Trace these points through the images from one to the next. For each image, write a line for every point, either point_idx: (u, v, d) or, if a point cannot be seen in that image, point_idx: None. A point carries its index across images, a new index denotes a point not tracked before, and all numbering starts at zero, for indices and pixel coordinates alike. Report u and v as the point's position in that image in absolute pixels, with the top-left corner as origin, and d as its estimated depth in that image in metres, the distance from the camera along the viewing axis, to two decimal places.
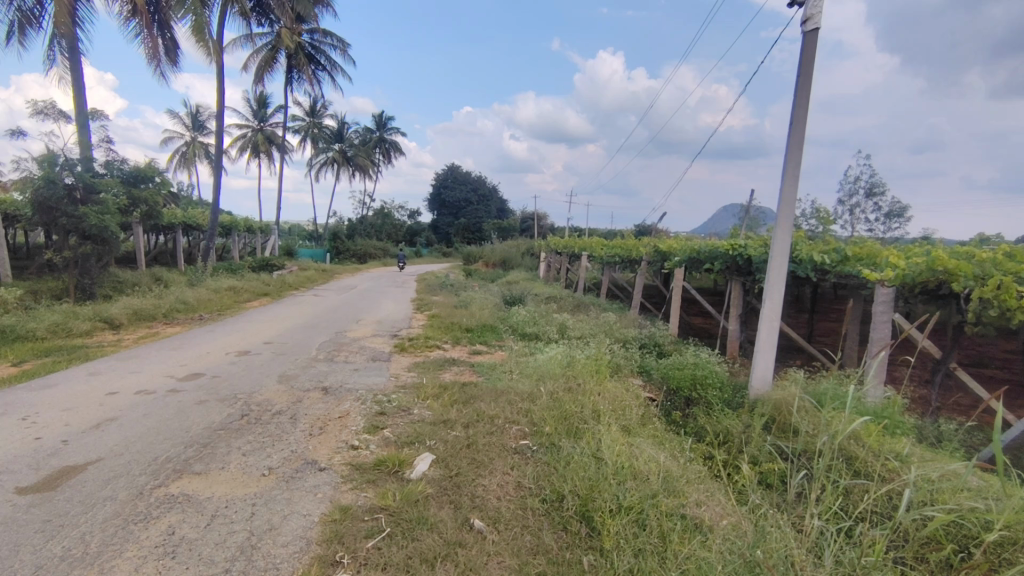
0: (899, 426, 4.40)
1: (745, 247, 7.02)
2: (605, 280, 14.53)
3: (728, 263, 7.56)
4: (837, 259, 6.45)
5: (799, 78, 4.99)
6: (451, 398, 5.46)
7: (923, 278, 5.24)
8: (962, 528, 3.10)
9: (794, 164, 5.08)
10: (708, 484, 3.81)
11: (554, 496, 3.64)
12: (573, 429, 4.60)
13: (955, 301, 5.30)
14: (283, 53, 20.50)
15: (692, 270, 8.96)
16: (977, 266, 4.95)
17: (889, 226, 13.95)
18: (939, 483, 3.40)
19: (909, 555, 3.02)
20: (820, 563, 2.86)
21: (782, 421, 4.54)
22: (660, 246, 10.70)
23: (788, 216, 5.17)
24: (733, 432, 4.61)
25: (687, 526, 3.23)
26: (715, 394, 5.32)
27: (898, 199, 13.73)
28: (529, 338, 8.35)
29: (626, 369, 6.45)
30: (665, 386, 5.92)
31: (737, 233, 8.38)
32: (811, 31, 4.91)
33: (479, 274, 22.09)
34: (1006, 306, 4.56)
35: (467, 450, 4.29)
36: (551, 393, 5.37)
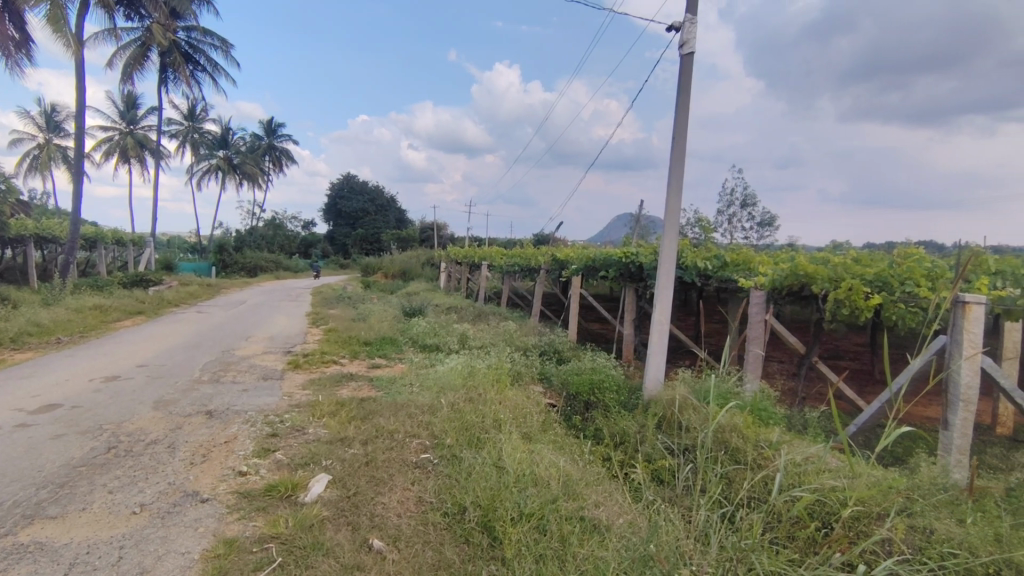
0: (771, 417, 4.83)
1: (636, 254, 7.40)
2: (506, 289, 14.72)
3: (621, 270, 7.91)
4: (717, 265, 6.98)
5: (679, 98, 5.35)
6: (349, 415, 5.26)
7: (788, 282, 5.78)
8: (824, 506, 3.44)
9: (677, 177, 5.43)
10: (605, 485, 3.94)
11: (456, 508, 3.60)
12: (474, 439, 4.59)
13: (815, 301, 5.91)
14: (155, 51, 18.94)
15: (588, 278, 9.30)
16: (832, 270, 5.55)
17: (762, 234, 15.24)
18: (805, 466, 3.76)
19: (781, 536, 3.29)
20: (707, 550, 3.03)
21: (670, 419, 4.82)
22: (557, 255, 11.02)
23: (674, 225, 5.51)
24: (629, 432, 4.81)
25: (586, 527, 3.33)
26: (612, 397, 5.53)
27: (768, 209, 15.06)
28: (430, 349, 8.25)
29: (526, 376, 6.55)
30: (564, 392, 6.09)
31: (628, 242, 8.80)
32: (688, 55, 5.28)
33: (377, 286, 21.53)
34: (856, 305, 5.16)
35: (365, 468, 4.15)
36: (452, 404, 5.32)
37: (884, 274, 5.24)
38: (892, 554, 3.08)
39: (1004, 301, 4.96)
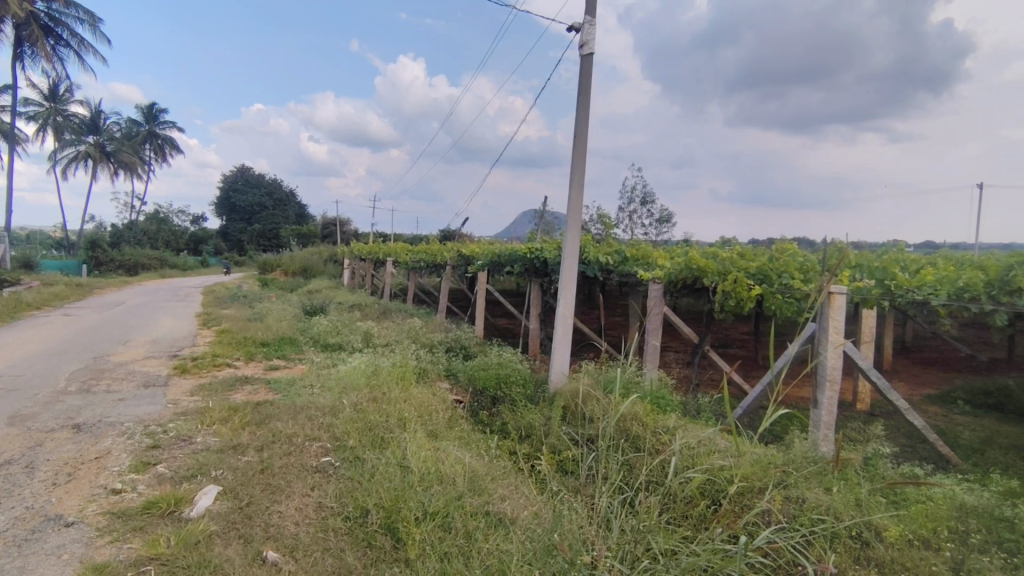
0: (667, 404, 5.08)
1: (541, 250, 7.52)
2: (412, 285, 14.51)
3: (527, 266, 8.01)
4: (618, 260, 7.24)
5: (579, 97, 5.49)
6: (242, 421, 4.94)
7: (682, 276, 6.10)
8: (714, 485, 3.67)
9: (578, 175, 5.57)
10: (511, 478, 3.97)
11: (358, 512, 3.48)
12: (378, 440, 4.46)
13: (706, 293, 6.28)
14: (6, 21, 16.79)
15: (494, 273, 9.33)
16: (720, 264, 5.92)
17: (660, 231, 16.03)
18: (697, 449, 3.99)
19: (676, 515, 3.48)
20: (609, 534, 3.13)
21: (574, 410, 4.95)
22: (464, 251, 10.99)
23: (576, 221, 5.65)
24: (535, 425, 4.89)
25: (491, 522, 3.35)
26: (518, 391, 5.60)
27: (667, 208, 15.84)
28: (332, 349, 7.95)
29: (433, 373, 6.46)
30: (471, 388, 6.09)
31: (533, 237, 8.93)
32: (587, 55, 5.43)
33: (275, 284, 20.40)
34: (741, 296, 5.54)
35: (260, 475, 3.91)
36: (354, 404, 5.14)
37: (764, 268, 5.69)
38: (771, 523, 3.35)
39: (862, 292, 5.56)
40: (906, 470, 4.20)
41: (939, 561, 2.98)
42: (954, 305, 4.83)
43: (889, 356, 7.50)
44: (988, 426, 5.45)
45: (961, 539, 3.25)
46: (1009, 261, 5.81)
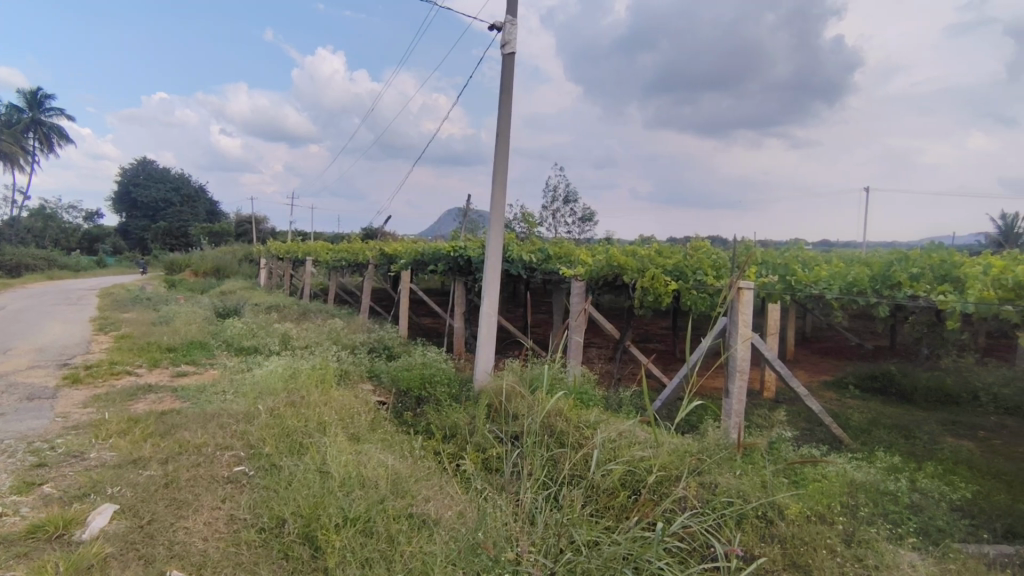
0: (589, 399, 5.20)
1: (465, 248, 7.50)
2: (333, 285, 14.08)
3: (450, 264, 7.96)
4: (541, 258, 7.34)
5: (501, 97, 5.51)
6: (143, 433, 4.60)
7: (603, 273, 6.25)
8: (634, 476, 3.79)
9: (501, 173, 5.59)
10: (434, 479, 3.93)
11: (274, 522, 3.33)
12: (296, 445, 4.28)
13: (626, 290, 6.47)
14: None
15: (418, 272, 9.21)
16: (639, 261, 6.12)
17: (583, 229, 16.42)
18: (618, 441, 4.11)
19: (599, 507, 3.56)
20: (534, 529, 3.17)
21: (499, 408, 4.96)
22: (387, 250, 10.78)
23: (500, 219, 5.67)
24: (460, 424, 4.87)
25: (414, 524, 3.30)
26: (443, 391, 5.55)
27: (588, 206, 16.22)
28: (246, 353, 7.57)
29: (355, 375, 6.30)
30: (395, 389, 5.99)
31: (457, 235, 8.88)
32: (509, 55, 5.46)
33: (182, 285, 19.13)
34: (659, 292, 5.74)
35: (165, 490, 3.66)
36: (270, 410, 4.91)
37: (679, 265, 5.96)
38: (686, 509, 3.51)
39: (767, 286, 5.94)
40: (805, 452, 4.53)
41: (833, 534, 3.23)
42: (846, 298, 5.26)
43: (791, 347, 8.07)
44: (875, 409, 5.98)
45: (852, 512, 3.55)
46: (890, 258, 6.39)
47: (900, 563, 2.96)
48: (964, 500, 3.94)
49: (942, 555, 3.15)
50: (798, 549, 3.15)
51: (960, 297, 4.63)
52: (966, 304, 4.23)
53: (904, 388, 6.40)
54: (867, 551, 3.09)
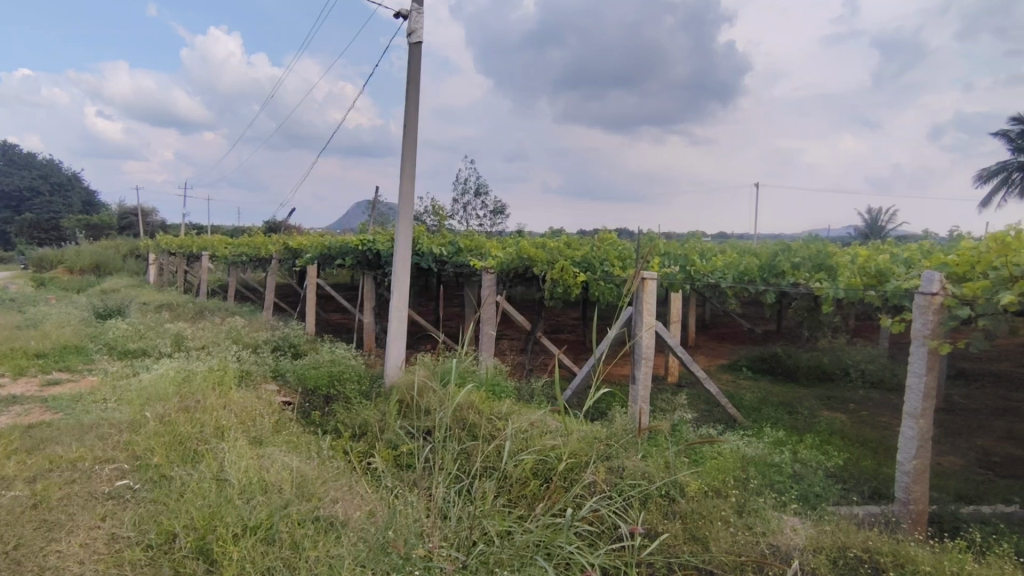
0: (501, 391, 5.25)
1: (373, 242, 7.31)
2: (232, 281, 13.28)
3: (359, 258, 7.72)
4: (452, 251, 7.29)
5: (408, 87, 5.40)
6: (6, 450, 4.11)
7: (513, 265, 6.30)
8: (546, 464, 3.87)
9: (409, 165, 5.49)
10: (343, 478, 3.80)
11: (163, 538, 3.09)
12: (189, 454, 4.00)
13: (537, 281, 6.56)
14: None
15: (325, 267, 8.87)
16: (548, 253, 6.22)
17: (494, 222, 16.50)
18: (529, 431, 4.17)
19: (513, 497, 3.60)
20: (446, 524, 3.15)
21: (410, 404, 4.89)
22: (291, 244, 10.31)
23: (409, 212, 5.56)
24: (371, 422, 4.75)
25: (320, 527, 3.19)
26: (353, 389, 5.40)
27: (498, 199, 16.32)
28: (132, 356, 6.97)
29: (258, 375, 5.97)
30: (301, 388, 5.74)
31: (366, 228, 8.64)
32: (415, 44, 5.35)
33: (54, 285, 17.21)
34: (567, 284, 5.87)
35: (33, 512, 3.30)
36: (159, 416, 4.54)
37: (587, 257, 6.13)
38: (595, 493, 3.62)
39: (668, 276, 6.23)
40: (703, 432, 4.83)
41: (727, 506, 3.47)
42: (737, 286, 5.63)
43: (692, 333, 8.55)
44: (764, 388, 6.48)
45: (743, 484, 3.83)
46: (775, 249, 6.93)
47: (784, 528, 3.23)
48: (838, 467, 4.36)
49: (818, 518, 3.46)
50: (697, 523, 3.35)
51: (833, 284, 5.09)
52: (838, 290, 4.66)
53: (789, 367, 6.98)
54: (756, 520, 3.33)
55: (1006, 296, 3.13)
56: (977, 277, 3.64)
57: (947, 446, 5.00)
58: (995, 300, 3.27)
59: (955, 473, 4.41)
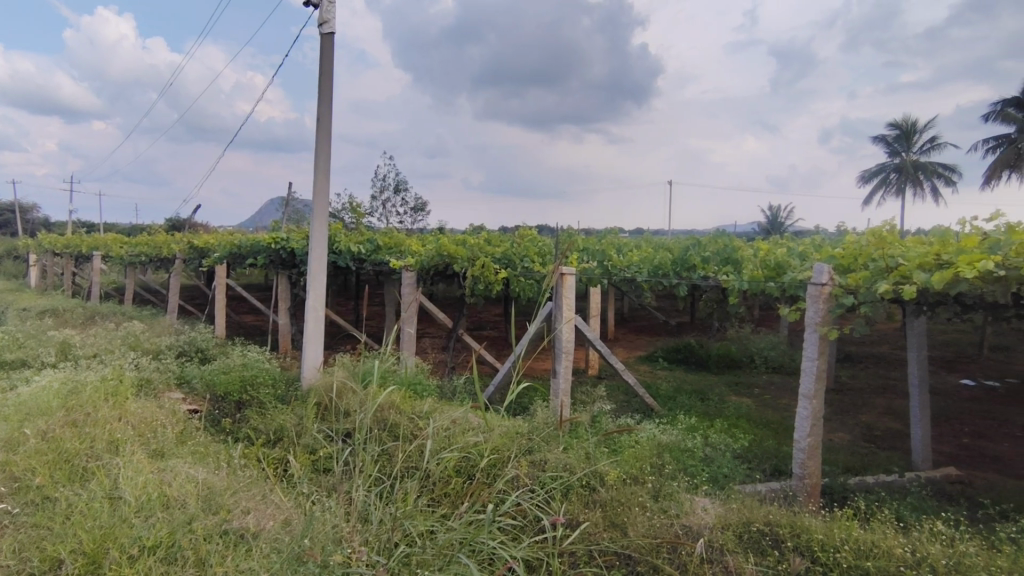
0: (423, 389, 5.19)
1: (287, 240, 7.01)
2: (130, 283, 12.31)
3: (271, 257, 7.37)
4: (371, 249, 7.13)
5: (320, 80, 5.21)
6: None
7: (434, 262, 6.22)
8: (469, 461, 3.86)
9: (323, 159, 5.30)
10: (254, 487, 3.62)
11: (47, 566, 2.82)
12: (78, 472, 3.67)
13: (458, 279, 6.52)
14: None
15: (235, 267, 8.41)
16: (469, 250, 6.20)
17: (415, 219, 16.26)
18: (452, 428, 4.14)
19: (436, 496, 3.57)
20: (366, 528, 3.07)
21: (328, 406, 4.72)
22: (196, 243, 9.69)
23: (324, 209, 5.36)
24: (286, 427, 4.55)
25: (229, 541, 3.02)
26: (267, 394, 5.16)
27: (419, 196, 16.11)
28: (10, 367, 6.30)
29: (159, 383, 5.57)
30: (209, 395, 5.42)
31: (278, 226, 8.26)
32: (327, 35, 5.16)
33: None
34: (489, 280, 5.89)
35: None
36: (43, 432, 4.14)
37: (507, 253, 6.18)
38: (519, 487, 3.66)
39: (586, 271, 6.39)
40: (622, 421, 4.99)
41: (644, 492, 3.60)
42: (651, 280, 5.84)
43: (611, 326, 8.82)
44: (678, 377, 6.80)
45: (658, 470, 4.00)
46: (686, 244, 7.27)
47: (695, 509, 3.39)
48: (744, 449, 4.63)
49: (726, 497, 3.67)
50: (616, 510, 3.45)
51: (738, 277, 5.40)
52: (742, 282, 4.95)
53: (700, 356, 7.35)
54: (670, 503, 3.49)
55: (883, 285, 3.43)
56: (859, 268, 3.97)
57: (838, 424, 5.44)
58: (874, 289, 3.58)
59: (844, 447, 4.80)
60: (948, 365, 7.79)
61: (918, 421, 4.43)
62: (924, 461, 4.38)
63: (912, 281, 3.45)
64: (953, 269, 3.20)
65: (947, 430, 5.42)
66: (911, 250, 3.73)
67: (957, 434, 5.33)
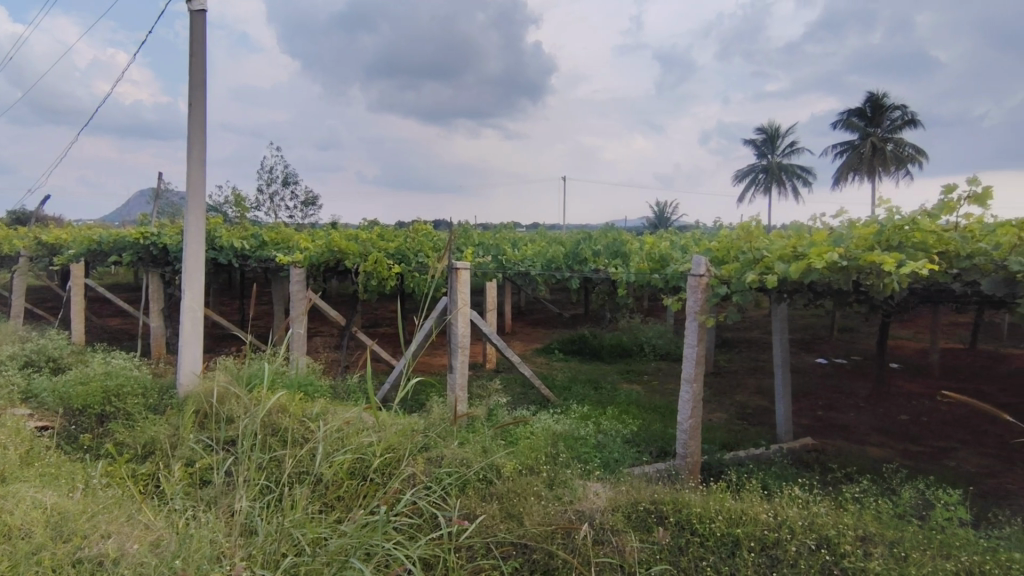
0: (314, 391, 4.96)
1: (157, 235, 6.44)
2: None
3: (139, 254, 6.73)
4: (255, 245, 6.71)
5: (190, 60, 4.79)
6: None
7: (324, 258, 5.97)
8: (363, 462, 3.74)
9: (196, 147, 4.89)
10: (119, 507, 3.28)
11: None
12: None
13: (350, 275, 6.29)
14: None
15: (96, 265, 7.59)
16: (361, 245, 6.01)
17: (306, 213, 15.51)
18: (344, 430, 3.99)
19: (328, 501, 3.42)
20: (250, 541, 2.88)
21: (208, 414, 4.38)
22: (45, 238, 8.61)
23: (199, 200, 4.95)
24: (159, 438, 4.17)
25: (86, 570, 2.71)
26: (135, 404, 4.70)
27: (309, 189, 15.39)
28: None
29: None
30: (64, 408, 4.84)
31: (147, 220, 7.55)
32: (198, 12, 4.76)
33: None
34: (382, 276, 5.74)
35: None
36: None
37: (401, 248, 6.08)
38: (415, 485, 3.60)
39: (482, 266, 6.41)
40: (518, 414, 5.07)
41: (539, 482, 3.68)
42: (545, 273, 5.97)
43: (509, 320, 8.94)
44: (572, 367, 7.02)
45: (552, 459, 4.11)
46: (578, 238, 7.52)
47: (587, 494, 3.51)
48: (632, 433, 4.87)
49: (615, 480, 3.84)
50: (512, 501, 3.49)
51: (625, 269, 5.66)
52: (629, 274, 5.20)
53: (594, 346, 7.63)
54: (564, 490, 3.59)
55: (750, 276, 3.74)
56: (730, 260, 4.30)
57: (716, 404, 5.89)
58: (743, 279, 3.89)
59: (721, 426, 5.20)
60: (806, 346, 8.69)
61: (781, 397, 4.89)
62: (787, 433, 4.84)
63: (774, 271, 3.79)
64: (806, 260, 3.55)
65: (806, 405, 6.03)
66: (773, 243, 4.09)
67: (814, 407, 5.96)
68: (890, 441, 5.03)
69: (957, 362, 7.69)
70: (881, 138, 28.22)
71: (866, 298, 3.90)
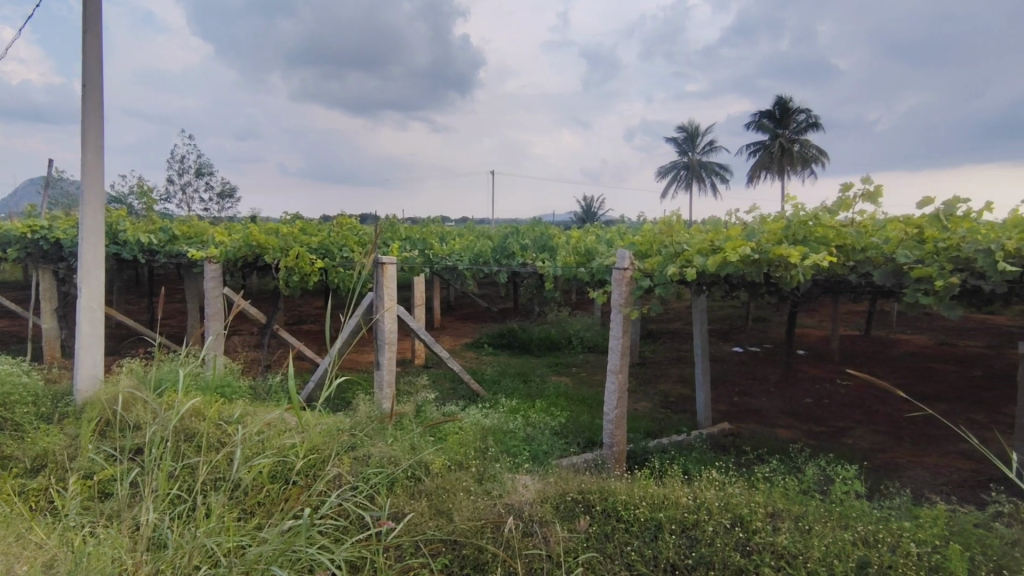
0: (231, 393, 4.72)
1: (49, 229, 5.91)
2: None
3: (28, 249, 6.15)
4: (163, 239, 6.27)
5: (84, 38, 4.39)
6: None
7: (241, 254, 5.65)
8: (285, 466, 3.58)
9: (93, 133, 4.50)
10: (7, 527, 2.98)
11: None
12: None
13: (270, 270, 5.99)
14: None
15: None
16: (281, 240, 5.74)
17: (222, 206, 14.69)
18: (264, 433, 3.81)
19: (246, 508, 3.25)
20: (159, 555, 2.70)
21: (110, 422, 4.07)
22: None
23: (97, 191, 4.56)
24: (54, 450, 3.83)
25: None
26: (26, 413, 4.29)
27: (226, 181, 14.59)
28: None
29: None
30: None
31: (38, 212, 6.91)
32: None
33: None
34: (304, 272, 5.50)
35: None
36: None
37: (324, 243, 5.88)
38: (341, 487, 3.49)
39: (409, 260, 6.29)
40: (447, 410, 5.03)
41: (468, 477, 3.66)
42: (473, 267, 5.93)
43: (438, 315, 8.85)
44: (502, 361, 7.05)
45: (482, 453, 4.10)
46: (506, 232, 7.54)
47: (517, 487, 3.53)
48: (561, 425, 4.95)
49: (544, 471, 3.89)
50: (441, 497, 3.46)
51: (552, 263, 5.73)
52: (555, 268, 5.26)
53: (523, 340, 7.69)
54: (493, 484, 3.59)
55: (671, 269, 3.87)
56: (653, 253, 4.43)
57: (640, 394, 6.09)
58: (665, 272, 4.04)
59: (645, 415, 5.38)
60: (723, 336, 9.15)
61: (701, 386, 5.10)
62: (706, 419, 5.07)
63: (693, 264, 3.95)
64: (722, 253, 3.72)
65: (723, 391, 6.35)
66: (691, 237, 4.26)
67: (730, 393, 6.28)
68: (797, 423, 5.37)
69: (855, 347, 8.34)
70: (790, 138, 30.13)
71: (775, 289, 4.14)
